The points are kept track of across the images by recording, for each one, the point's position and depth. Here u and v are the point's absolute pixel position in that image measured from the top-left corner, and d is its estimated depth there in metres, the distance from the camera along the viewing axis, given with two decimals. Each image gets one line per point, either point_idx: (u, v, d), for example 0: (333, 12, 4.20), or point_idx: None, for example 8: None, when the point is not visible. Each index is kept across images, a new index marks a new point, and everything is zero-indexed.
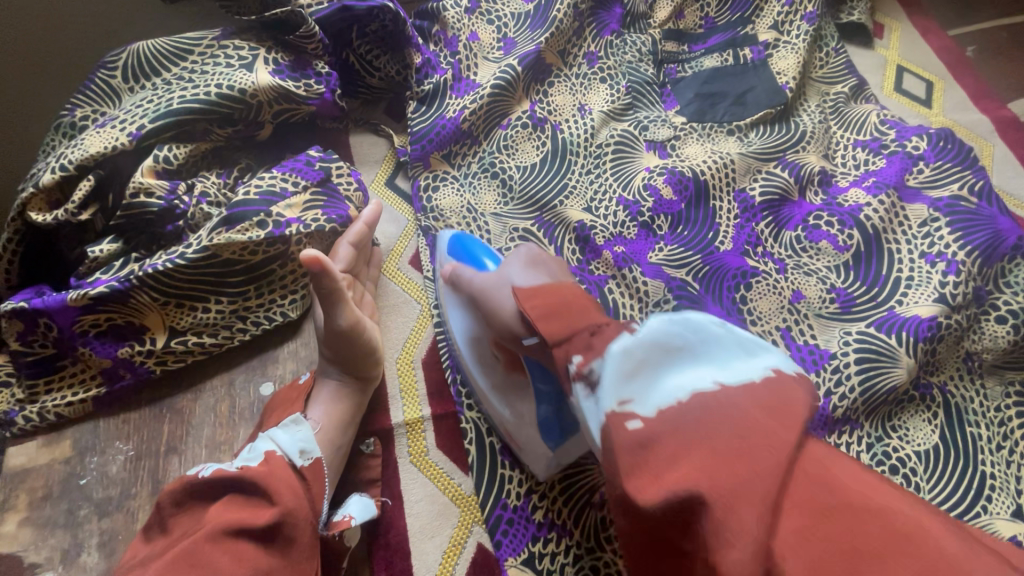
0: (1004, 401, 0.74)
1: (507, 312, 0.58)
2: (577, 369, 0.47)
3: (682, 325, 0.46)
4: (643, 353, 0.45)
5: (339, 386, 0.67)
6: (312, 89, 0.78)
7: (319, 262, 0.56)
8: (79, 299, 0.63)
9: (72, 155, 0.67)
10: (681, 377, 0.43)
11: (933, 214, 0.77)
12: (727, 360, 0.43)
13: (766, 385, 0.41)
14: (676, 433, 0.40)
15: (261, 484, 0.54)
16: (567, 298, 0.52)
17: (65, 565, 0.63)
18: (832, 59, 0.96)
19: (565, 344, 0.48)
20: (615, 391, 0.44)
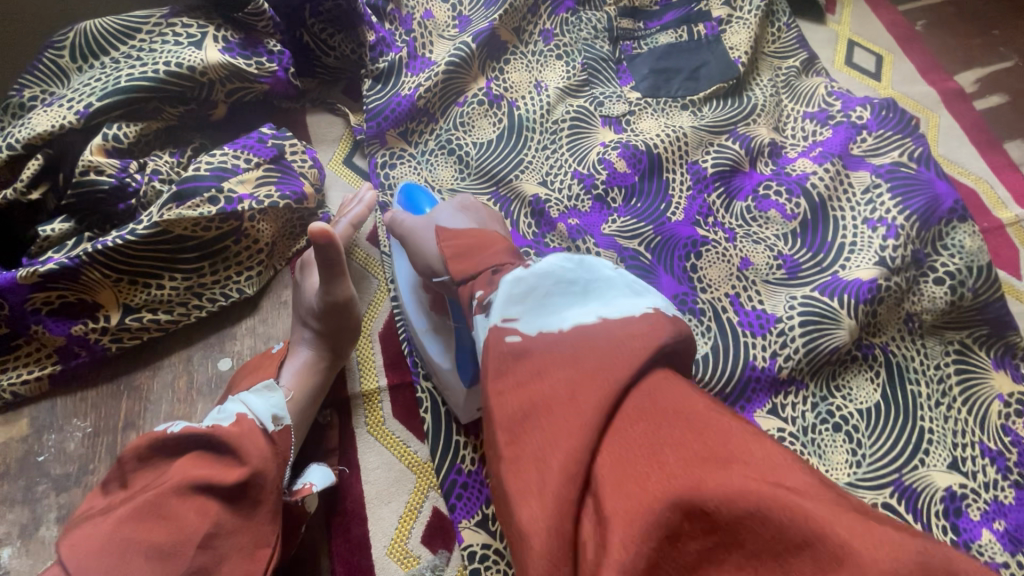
0: (943, 358, 0.77)
1: (428, 253, 0.63)
2: (479, 302, 0.51)
3: (575, 263, 0.49)
4: (536, 283, 0.48)
5: (315, 357, 0.67)
6: (264, 66, 0.78)
7: (326, 233, 0.60)
8: (28, 276, 0.63)
9: (20, 135, 0.68)
10: (568, 309, 0.46)
11: (875, 180, 0.80)
12: (613, 299, 0.46)
13: (644, 319, 0.43)
14: (550, 348, 0.43)
15: (231, 444, 0.54)
16: (481, 240, 0.57)
17: (23, 540, 0.63)
18: (784, 33, 0.98)
19: (470, 281, 0.53)
20: (504, 309, 0.47)
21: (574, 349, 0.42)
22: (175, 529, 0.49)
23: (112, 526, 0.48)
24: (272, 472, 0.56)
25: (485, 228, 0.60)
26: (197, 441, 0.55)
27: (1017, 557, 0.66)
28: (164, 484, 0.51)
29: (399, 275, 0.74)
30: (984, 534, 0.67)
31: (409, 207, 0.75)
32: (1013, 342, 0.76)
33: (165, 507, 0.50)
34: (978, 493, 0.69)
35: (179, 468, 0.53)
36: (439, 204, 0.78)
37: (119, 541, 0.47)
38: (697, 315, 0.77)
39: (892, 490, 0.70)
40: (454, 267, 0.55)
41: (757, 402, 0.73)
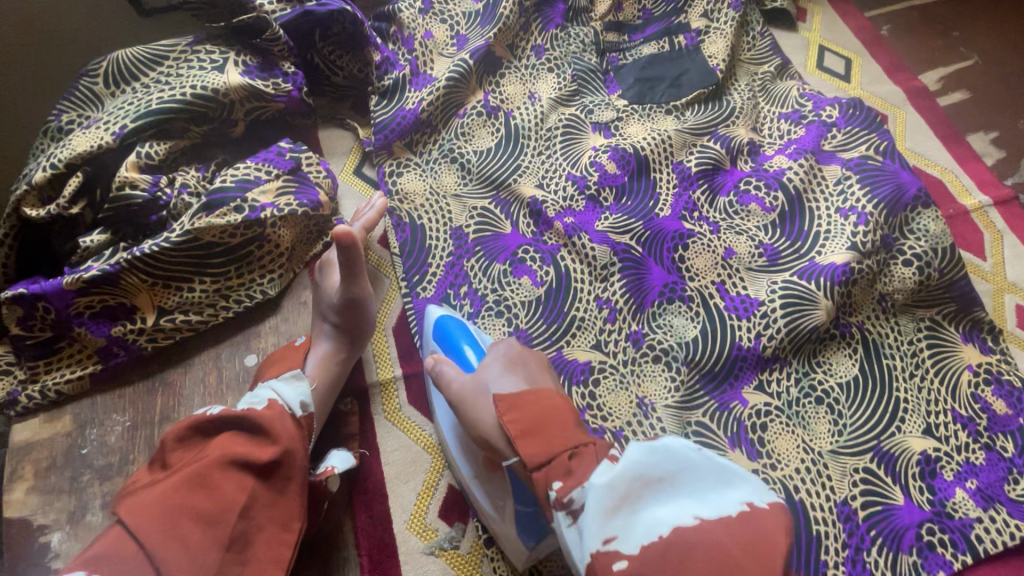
0: (915, 334, 0.83)
1: (483, 426, 0.61)
2: (555, 496, 0.52)
3: (661, 453, 0.51)
4: (625, 486, 0.50)
5: (335, 350, 0.74)
6: (280, 87, 0.85)
7: (350, 236, 0.67)
8: (73, 282, 0.70)
9: (62, 154, 0.74)
10: (657, 509, 0.49)
11: (845, 173, 0.87)
12: (705, 495, 0.50)
13: (740, 518, 0.47)
14: (661, 567, 0.45)
15: (267, 426, 0.60)
16: (545, 409, 0.57)
17: (72, 526, 0.69)
18: (758, 41, 1.05)
19: (544, 467, 0.53)
20: (601, 528, 0.49)
21: (698, 557, 0.45)
22: (219, 499, 0.54)
23: (166, 490, 0.53)
24: (300, 453, 0.62)
25: (540, 387, 0.60)
26: (235, 422, 0.60)
27: (989, 512, 0.72)
28: (208, 458, 0.56)
29: (439, 417, 0.72)
30: (958, 493, 0.73)
31: (448, 348, 0.74)
32: (978, 317, 0.82)
33: (210, 476, 0.55)
34: (951, 456, 0.75)
35: (219, 442, 0.58)
36: (479, 339, 0.75)
37: (172, 507, 0.52)
38: (686, 301, 0.83)
39: (872, 456, 0.75)
40: (528, 446, 0.54)
41: (744, 380, 0.79)
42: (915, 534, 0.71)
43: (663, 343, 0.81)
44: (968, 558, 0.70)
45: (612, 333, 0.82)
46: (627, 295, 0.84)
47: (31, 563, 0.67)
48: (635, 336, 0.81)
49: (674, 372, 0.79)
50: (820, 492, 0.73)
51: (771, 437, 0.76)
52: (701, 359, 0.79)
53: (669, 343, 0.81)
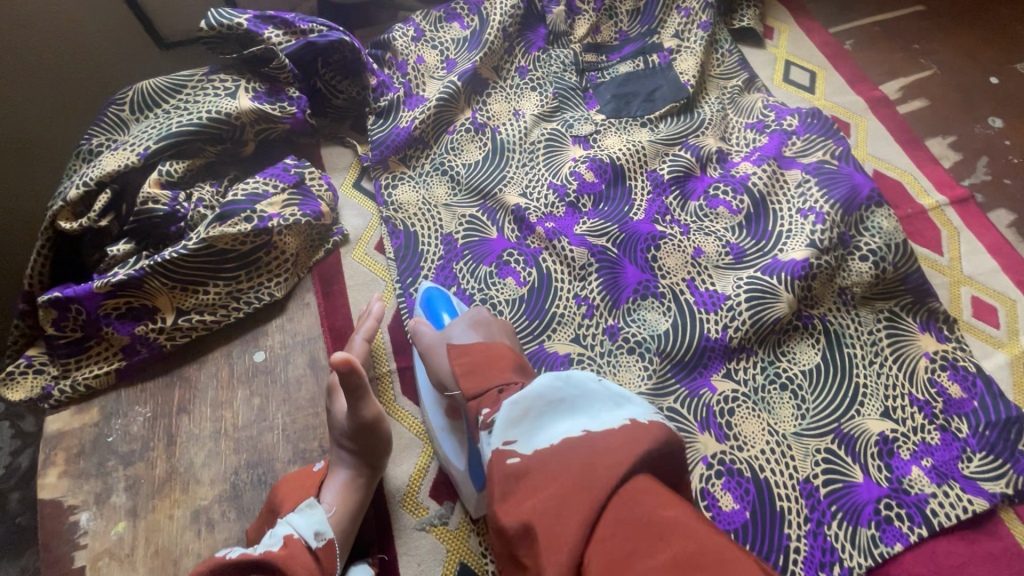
0: (875, 325, 0.88)
1: (441, 370, 0.72)
2: (485, 420, 0.58)
3: (564, 380, 0.56)
4: (529, 403, 0.55)
5: (352, 477, 0.72)
6: (286, 109, 0.94)
7: (347, 363, 0.66)
8: (102, 286, 0.78)
9: (93, 174, 0.83)
10: (557, 424, 0.54)
11: (806, 177, 0.93)
12: (598, 413, 0.54)
13: (622, 431, 0.51)
14: (545, 465, 0.50)
15: (284, 566, 0.59)
16: (489, 355, 0.66)
17: (98, 505, 0.76)
18: (726, 58, 1.14)
19: (478, 398, 0.61)
20: (504, 433, 0.54)
21: (569, 465, 0.49)
22: None
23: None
24: None
25: (494, 340, 0.71)
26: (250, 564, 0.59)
27: (943, 487, 0.76)
28: None
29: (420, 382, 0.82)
30: (914, 470, 0.78)
31: (429, 313, 0.83)
32: (933, 308, 0.88)
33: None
34: (907, 436, 0.80)
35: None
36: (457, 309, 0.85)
37: None
38: (658, 297, 0.90)
39: (833, 438, 0.81)
40: (466, 383, 0.63)
41: (713, 368, 0.85)
42: (873, 509, 0.76)
43: (637, 335, 0.87)
44: (925, 530, 0.74)
45: (590, 327, 0.88)
46: (603, 293, 0.91)
47: (62, 539, 0.74)
48: (611, 330, 0.88)
49: (646, 362, 0.85)
50: (783, 471, 0.78)
51: (737, 421, 0.82)
52: (671, 349, 0.86)
53: (643, 336, 0.87)
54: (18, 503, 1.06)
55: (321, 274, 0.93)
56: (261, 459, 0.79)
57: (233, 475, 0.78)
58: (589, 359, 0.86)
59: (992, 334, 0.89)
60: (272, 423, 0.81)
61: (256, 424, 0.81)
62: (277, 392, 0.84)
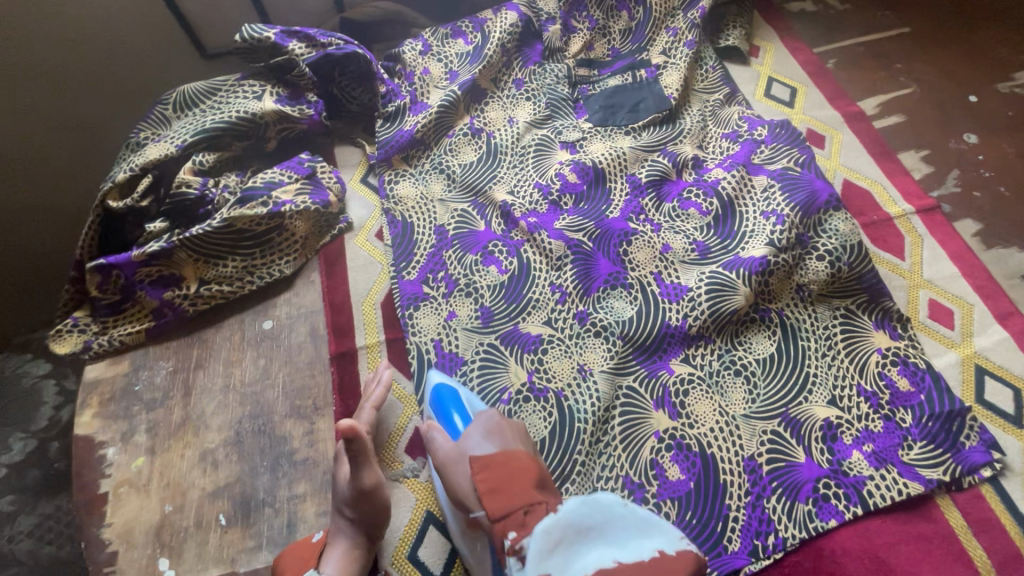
0: (831, 321, 0.94)
1: (462, 488, 0.71)
2: (510, 544, 0.58)
3: (591, 505, 0.59)
4: (560, 532, 0.58)
5: (351, 547, 0.74)
6: (305, 112, 1.08)
7: (353, 430, 0.70)
8: (139, 255, 0.92)
9: (139, 161, 0.98)
10: (590, 554, 0.56)
11: (771, 182, 1.00)
12: (626, 541, 0.57)
13: (654, 564, 0.54)
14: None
15: None
16: (511, 469, 0.65)
17: (123, 442, 0.88)
18: (710, 74, 1.22)
19: (503, 519, 0.60)
20: (538, 564, 0.55)
21: None
22: None
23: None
24: None
25: (512, 450, 0.69)
26: None
27: (880, 471, 0.81)
28: None
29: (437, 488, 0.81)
30: (854, 454, 0.83)
31: (441, 416, 0.84)
32: (887, 307, 0.93)
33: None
34: (851, 423, 0.85)
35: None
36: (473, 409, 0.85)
37: None
38: (627, 287, 0.98)
39: (780, 421, 0.86)
40: (488, 503, 0.62)
41: (672, 352, 0.93)
42: (812, 487, 0.81)
43: (604, 321, 0.95)
44: (859, 509, 0.79)
45: (561, 312, 0.97)
46: (576, 281, 0.99)
47: (91, 468, 0.86)
48: (581, 315, 0.96)
49: (610, 344, 0.93)
50: (729, 448, 0.84)
51: (691, 401, 0.89)
52: (634, 333, 0.93)
53: (608, 321, 0.95)
54: (58, 450, 1.20)
55: (326, 256, 1.05)
56: (262, 411, 0.90)
57: (238, 423, 0.89)
58: (558, 339, 0.95)
59: (945, 334, 0.93)
60: (274, 381, 0.93)
61: (260, 381, 0.93)
62: (280, 355, 0.95)
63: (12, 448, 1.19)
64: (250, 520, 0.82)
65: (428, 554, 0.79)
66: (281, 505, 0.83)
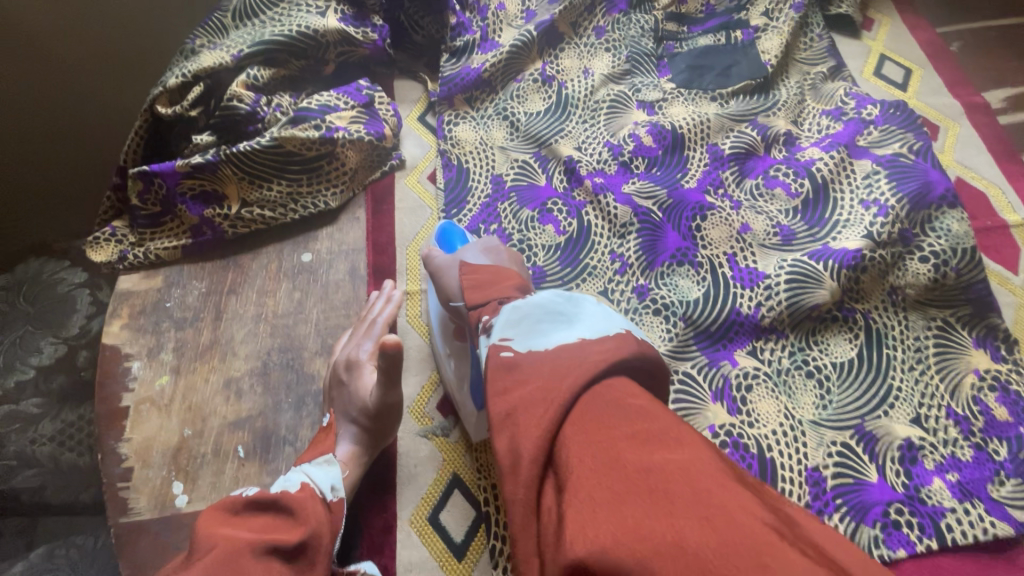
0: (924, 332, 0.83)
1: (451, 287, 0.74)
2: (485, 325, 0.61)
3: (565, 299, 0.59)
4: (529, 310, 0.58)
5: (359, 450, 0.73)
6: (368, 35, 1.00)
7: (397, 345, 0.65)
8: (183, 166, 0.88)
9: (191, 67, 0.92)
10: (554, 330, 0.54)
11: (875, 168, 0.89)
12: (594, 323, 0.55)
13: (616, 337, 0.52)
14: (535, 361, 0.51)
15: (296, 505, 0.60)
16: (495, 276, 0.68)
17: (149, 357, 0.85)
18: (815, 44, 1.09)
19: (479, 307, 0.63)
20: (502, 331, 0.57)
21: (561, 354, 0.51)
22: None
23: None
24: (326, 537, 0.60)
25: (502, 266, 0.71)
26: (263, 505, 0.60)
27: (964, 504, 0.72)
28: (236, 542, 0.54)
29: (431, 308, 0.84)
30: (935, 481, 0.74)
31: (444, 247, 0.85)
32: (993, 324, 0.82)
33: (238, 559, 0.52)
34: (935, 447, 0.76)
35: (237, 527, 0.56)
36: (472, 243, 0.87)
37: None
38: (695, 266, 0.89)
39: (853, 434, 0.77)
40: (470, 294, 0.65)
41: (738, 343, 0.84)
42: (882, 511, 0.73)
43: (666, 299, 0.87)
44: (934, 543, 0.71)
45: (620, 284, 0.89)
46: (640, 252, 0.90)
47: (116, 379, 0.83)
48: (640, 289, 0.88)
49: (671, 325, 0.85)
50: (792, 454, 0.76)
51: (754, 398, 0.80)
52: (700, 316, 0.85)
53: (671, 300, 0.87)
54: (85, 359, 1.18)
55: (374, 193, 0.98)
56: (292, 345, 0.86)
57: (266, 355, 0.85)
58: (613, 313, 0.87)
59: None
60: (308, 316, 0.88)
61: (294, 314, 0.88)
62: (316, 291, 0.90)
63: (42, 351, 1.19)
64: (269, 457, 0.78)
65: (451, 520, 0.74)
66: (302, 446, 0.79)
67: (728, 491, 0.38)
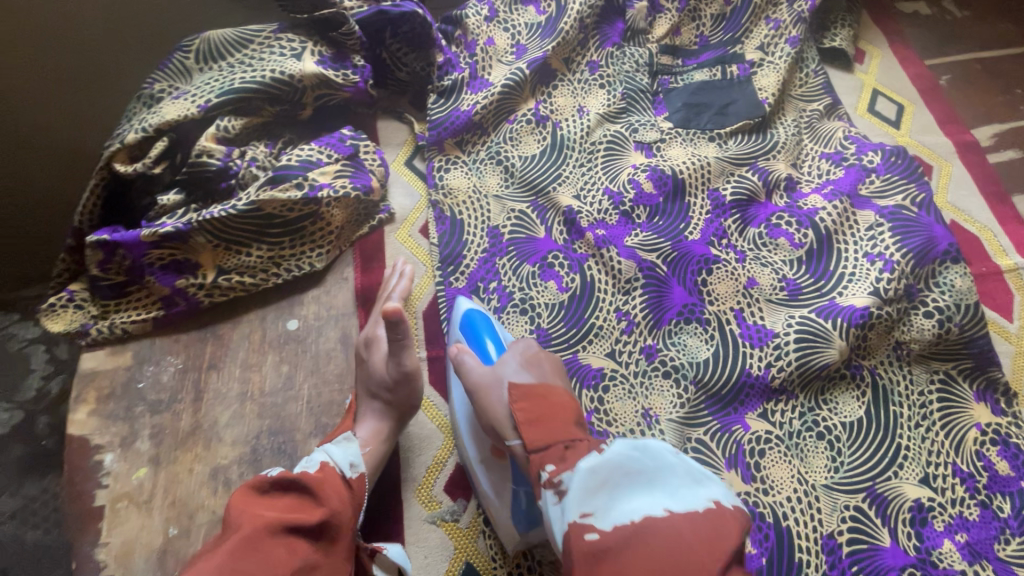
0: (927, 386, 0.83)
1: (495, 411, 0.67)
2: (548, 477, 0.59)
3: (641, 452, 0.59)
4: (606, 473, 0.57)
5: (382, 427, 0.74)
6: (349, 77, 0.93)
7: (399, 313, 0.66)
8: (149, 236, 0.78)
9: (152, 120, 0.83)
10: (634, 497, 0.55)
11: (879, 219, 0.89)
12: (676, 491, 0.56)
13: (705, 515, 0.53)
14: (625, 546, 0.51)
15: (315, 485, 0.62)
16: (552, 403, 0.65)
17: (123, 448, 0.77)
18: (811, 79, 1.07)
19: (541, 452, 0.61)
20: (579, 505, 0.56)
21: (650, 534, 0.51)
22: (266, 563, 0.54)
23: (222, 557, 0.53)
24: (346, 513, 0.63)
25: (552, 383, 0.68)
26: (288, 485, 0.62)
27: (974, 566, 0.73)
28: (259, 521, 0.57)
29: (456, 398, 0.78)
30: (945, 543, 0.75)
31: (471, 339, 0.79)
32: (994, 377, 0.83)
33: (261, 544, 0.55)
34: (944, 507, 0.77)
35: (264, 505, 0.60)
36: (499, 334, 0.81)
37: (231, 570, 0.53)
38: (703, 323, 0.86)
39: (865, 496, 0.77)
40: (529, 432, 0.63)
41: (749, 406, 0.82)
42: None
43: (675, 360, 0.84)
44: None
45: (627, 345, 0.86)
46: (646, 311, 0.88)
47: (86, 476, 0.76)
48: (648, 350, 0.85)
49: (681, 390, 0.83)
50: (807, 522, 0.76)
51: (767, 464, 0.79)
52: (710, 378, 0.83)
53: (680, 361, 0.84)
54: (46, 426, 1.09)
55: (362, 249, 0.92)
56: (283, 427, 0.79)
57: (254, 439, 0.79)
58: (622, 376, 0.84)
59: None
60: (298, 392, 0.82)
61: (282, 391, 0.82)
62: (306, 363, 0.84)
63: None
64: None
65: None
66: None
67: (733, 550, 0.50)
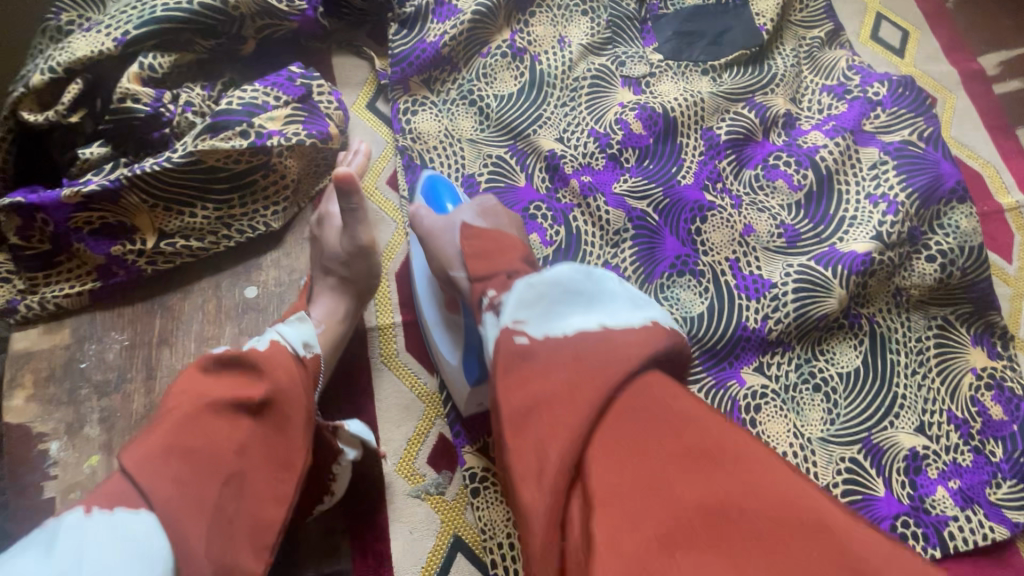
0: (925, 332, 0.81)
1: (446, 252, 0.67)
2: (489, 301, 0.56)
3: (584, 274, 0.53)
4: (545, 288, 0.52)
5: (339, 307, 0.71)
6: (294, 4, 0.80)
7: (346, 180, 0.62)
8: (72, 196, 0.69)
9: (60, 58, 0.70)
10: (573, 314, 0.50)
11: (883, 157, 0.83)
12: (616, 310, 0.50)
13: (641, 331, 0.47)
14: (556, 353, 0.47)
15: (262, 364, 0.54)
16: (501, 244, 0.62)
17: (70, 435, 0.70)
18: (811, 3, 0.97)
19: (484, 280, 0.58)
20: (514, 312, 0.52)
21: (579, 351, 0.47)
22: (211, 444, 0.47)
23: (162, 436, 0.45)
24: (299, 391, 0.55)
25: (504, 229, 0.65)
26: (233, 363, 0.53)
27: (966, 511, 0.73)
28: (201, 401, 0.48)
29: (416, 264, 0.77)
30: (938, 490, 0.74)
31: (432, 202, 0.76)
32: (992, 321, 0.80)
33: (202, 422, 0.47)
34: (938, 455, 0.76)
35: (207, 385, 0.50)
36: (462, 198, 0.78)
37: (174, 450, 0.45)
38: (697, 276, 0.81)
39: (861, 448, 0.76)
40: (472, 264, 0.60)
41: (745, 359, 0.78)
42: (890, 525, 0.72)
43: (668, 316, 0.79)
44: (937, 551, 0.71)
45: None
46: (636, 264, 0.82)
47: (31, 467, 0.69)
48: None
49: None
50: None
51: (762, 419, 0.76)
52: (703, 333, 0.78)
53: (674, 317, 0.79)
54: None
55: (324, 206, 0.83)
56: None
57: None
58: None
59: None
60: None
61: None
62: None
63: None
64: None
65: None
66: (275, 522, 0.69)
67: (773, 467, 0.39)
